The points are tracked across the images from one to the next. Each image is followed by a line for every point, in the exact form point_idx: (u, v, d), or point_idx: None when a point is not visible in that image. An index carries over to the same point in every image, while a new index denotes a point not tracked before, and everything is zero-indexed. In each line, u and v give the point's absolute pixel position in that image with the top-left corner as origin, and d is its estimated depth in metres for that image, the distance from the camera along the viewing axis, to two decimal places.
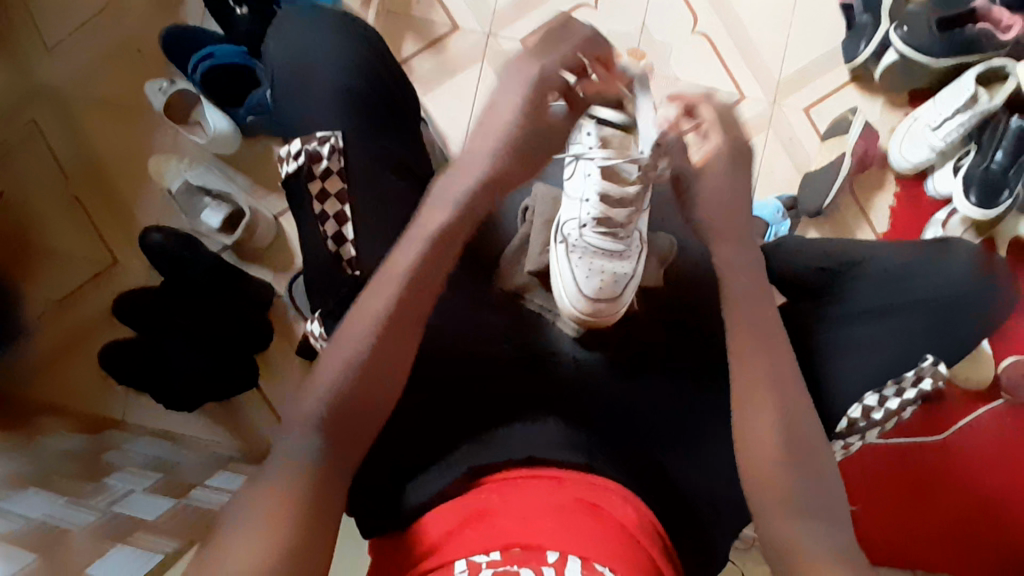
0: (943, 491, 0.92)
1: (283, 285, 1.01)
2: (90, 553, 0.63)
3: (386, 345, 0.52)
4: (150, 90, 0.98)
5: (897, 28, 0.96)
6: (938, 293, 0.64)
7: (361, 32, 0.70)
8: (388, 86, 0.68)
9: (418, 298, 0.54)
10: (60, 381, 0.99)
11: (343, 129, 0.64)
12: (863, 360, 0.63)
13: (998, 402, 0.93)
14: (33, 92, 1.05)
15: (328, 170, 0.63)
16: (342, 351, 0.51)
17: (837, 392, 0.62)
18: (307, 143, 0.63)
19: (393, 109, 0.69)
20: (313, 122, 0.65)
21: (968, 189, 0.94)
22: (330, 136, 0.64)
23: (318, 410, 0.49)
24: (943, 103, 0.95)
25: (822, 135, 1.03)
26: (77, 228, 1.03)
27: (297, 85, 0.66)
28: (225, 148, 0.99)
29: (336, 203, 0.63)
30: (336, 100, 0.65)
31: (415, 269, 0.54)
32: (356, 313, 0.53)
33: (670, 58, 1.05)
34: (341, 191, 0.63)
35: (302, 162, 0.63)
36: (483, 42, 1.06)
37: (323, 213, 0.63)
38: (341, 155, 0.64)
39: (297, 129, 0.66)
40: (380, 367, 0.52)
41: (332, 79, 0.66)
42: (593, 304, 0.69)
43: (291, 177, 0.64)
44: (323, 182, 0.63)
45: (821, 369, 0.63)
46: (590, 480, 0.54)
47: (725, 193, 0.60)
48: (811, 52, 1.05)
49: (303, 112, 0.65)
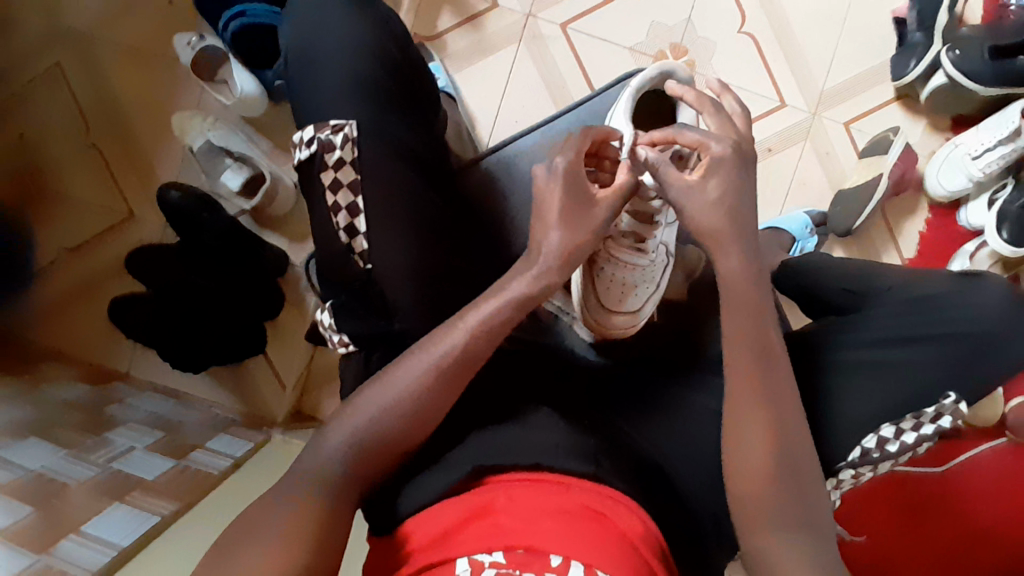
0: (930, 516, 0.90)
1: (297, 255, 1.00)
2: (88, 510, 0.64)
3: (435, 396, 0.53)
4: (179, 44, 0.95)
5: (949, 52, 0.93)
6: (968, 330, 0.61)
7: (380, 15, 0.67)
8: (406, 70, 0.66)
9: (473, 361, 0.55)
10: (69, 327, 0.99)
11: (361, 118, 0.62)
12: (866, 396, 0.62)
13: (1002, 440, 0.95)
14: (60, 32, 1.03)
15: (341, 161, 0.61)
16: (387, 397, 0.53)
17: (835, 409, 0.62)
18: (320, 132, 0.62)
19: (413, 103, 0.67)
20: (334, 105, 0.63)
21: (1002, 224, 0.91)
22: (344, 125, 0.62)
23: (346, 449, 0.51)
24: (986, 133, 0.92)
25: (860, 153, 1.00)
26: (93, 176, 1.02)
27: (313, 69, 0.64)
28: (250, 112, 0.97)
29: (349, 195, 0.62)
30: (351, 87, 0.63)
31: (476, 336, 0.55)
32: (413, 357, 0.54)
33: (713, 57, 1.02)
34: (353, 181, 0.62)
35: (315, 151, 0.61)
36: (521, 23, 1.03)
37: (336, 204, 0.62)
38: (354, 145, 0.62)
39: (315, 110, 0.64)
40: (425, 411, 0.53)
41: (356, 64, 0.64)
42: (616, 321, 0.72)
43: (303, 165, 0.62)
44: (336, 172, 0.62)
45: (808, 398, 0.63)
46: (597, 489, 0.52)
47: (711, 219, 0.57)
48: (859, 64, 1.02)
49: (324, 94, 0.63)
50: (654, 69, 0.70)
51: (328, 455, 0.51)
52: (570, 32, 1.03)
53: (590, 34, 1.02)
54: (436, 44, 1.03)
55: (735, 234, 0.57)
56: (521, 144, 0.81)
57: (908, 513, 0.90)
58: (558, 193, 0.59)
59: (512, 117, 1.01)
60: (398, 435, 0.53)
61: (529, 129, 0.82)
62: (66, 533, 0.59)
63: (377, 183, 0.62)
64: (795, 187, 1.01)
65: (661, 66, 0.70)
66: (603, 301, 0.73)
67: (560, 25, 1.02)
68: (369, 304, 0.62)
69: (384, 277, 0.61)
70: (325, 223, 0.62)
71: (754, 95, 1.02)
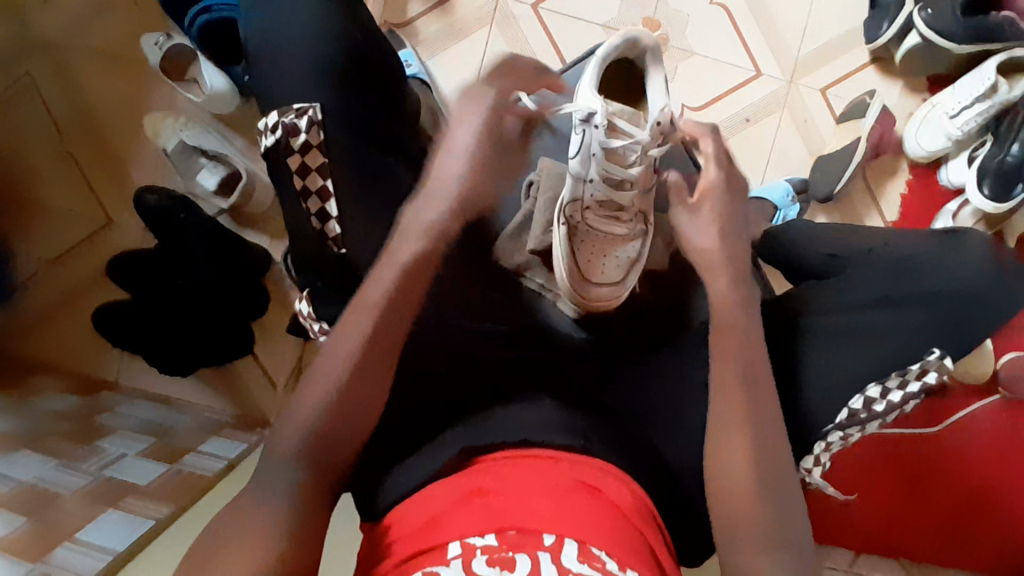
0: (923, 480, 0.91)
1: (279, 252, 0.99)
2: (83, 517, 0.63)
3: (361, 390, 0.52)
4: (146, 44, 0.94)
5: (922, 11, 0.92)
6: (942, 288, 0.62)
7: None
8: (370, 49, 0.65)
9: (398, 322, 0.53)
10: (54, 338, 0.98)
11: (325, 100, 0.62)
12: (847, 359, 0.62)
13: (995, 397, 0.91)
14: (27, 42, 1.01)
15: (308, 144, 0.61)
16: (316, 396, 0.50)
17: (819, 373, 0.63)
18: (284, 117, 0.61)
19: (381, 81, 0.66)
20: (294, 91, 0.62)
21: (982, 181, 0.91)
22: (308, 108, 0.61)
23: (332, 440, 0.50)
24: (963, 90, 0.92)
25: (837, 118, 1.00)
26: (71, 185, 1.01)
27: (274, 58, 0.63)
28: (222, 108, 0.95)
29: (317, 178, 0.61)
30: (312, 71, 0.62)
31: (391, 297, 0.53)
32: (302, 391, 0.51)
33: (687, 29, 1.02)
34: (321, 167, 0.61)
35: (279, 136, 0.60)
36: (492, 5, 1.02)
37: (305, 189, 0.61)
38: (320, 128, 0.61)
39: (274, 99, 0.63)
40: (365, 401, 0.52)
41: (317, 51, 0.63)
42: (600, 288, 0.70)
43: (269, 151, 0.61)
44: (303, 156, 0.61)
45: (796, 367, 0.64)
46: (587, 461, 0.52)
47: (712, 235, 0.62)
48: (833, 29, 1.02)
49: (288, 82, 0.62)
50: (616, 36, 0.70)
51: (311, 447, 0.49)
52: (541, 11, 1.02)
53: (561, 12, 1.01)
54: (407, 31, 1.02)
55: (732, 267, 0.60)
56: None
57: (901, 473, 0.91)
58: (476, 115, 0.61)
59: None
60: (366, 401, 0.52)
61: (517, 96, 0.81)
62: (60, 540, 0.59)
63: (345, 169, 0.62)
64: (775, 154, 1.01)
65: (625, 34, 0.70)
66: (582, 268, 0.70)
67: (531, 5, 1.01)
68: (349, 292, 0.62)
69: (362, 265, 0.62)
70: (297, 211, 0.61)
71: (729, 65, 1.02)
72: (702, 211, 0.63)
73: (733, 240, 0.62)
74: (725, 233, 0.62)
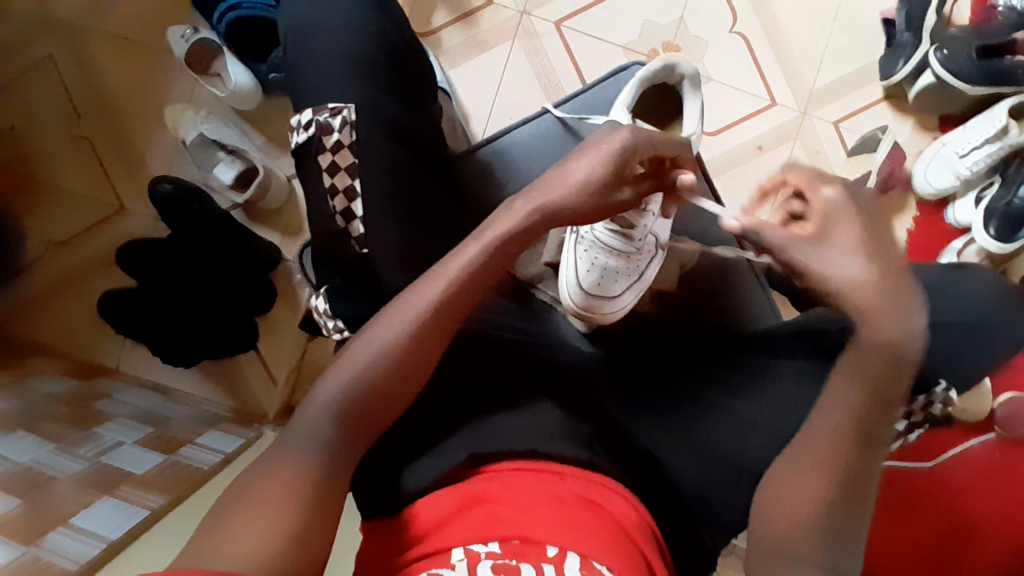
0: (916, 516, 0.86)
1: (290, 249, 1.00)
2: (76, 501, 0.63)
3: (389, 381, 0.51)
4: (173, 36, 0.95)
5: (937, 51, 0.94)
6: (955, 319, 0.63)
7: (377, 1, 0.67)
8: (401, 56, 0.67)
9: (460, 303, 0.54)
10: (57, 322, 0.98)
11: (358, 100, 0.63)
12: None
13: (990, 435, 0.91)
14: (55, 29, 1.03)
15: (338, 143, 0.62)
16: (347, 377, 0.50)
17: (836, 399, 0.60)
18: (318, 114, 0.62)
19: (410, 89, 0.67)
20: (324, 91, 0.63)
21: (988, 221, 0.93)
22: (342, 108, 0.62)
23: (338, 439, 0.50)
24: (972, 131, 0.94)
25: (848, 151, 1.02)
26: (85, 170, 1.02)
27: (305, 59, 0.64)
28: (245, 105, 0.96)
29: (345, 177, 0.62)
30: (344, 73, 0.63)
31: (463, 274, 0.54)
32: (344, 358, 0.51)
33: (706, 55, 1.03)
34: (351, 165, 0.62)
35: (312, 133, 0.62)
36: (515, 20, 1.03)
37: (333, 186, 0.62)
38: (352, 127, 0.62)
39: (304, 97, 0.64)
40: (384, 399, 0.51)
41: (349, 53, 0.64)
42: (592, 299, 0.73)
43: (300, 147, 0.63)
44: (334, 155, 0.62)
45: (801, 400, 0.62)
46: (592, 478, 0.52)
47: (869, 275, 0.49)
48: (849, 64, 1.03)
49: (317, 82, 0.63)
50: (657, 62, 0.75)
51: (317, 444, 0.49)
52: (563, 29, 1.03)
53: (582, 31, 1.03)
54: (430, 40, 1.03)
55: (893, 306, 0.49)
56: (513, 135, 0.82)
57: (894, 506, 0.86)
58: (621, 138, 0.57)
59: (505, 113, 1.02)
60: (394, 394, 0.51)
61: (542, 111, 0.83)
62: (53, 525, 0.58)
63: (371, 170, 0.62)
64: None
65: (665, 60, 0.75)
66: (580, 278, 0.74)
67: (553, 22, 1.03)
68: (364, 288, 0.62)
69: (378, 265, 0.62)
70: (321, 207, 0.62)
71: (746, 93, 1.03)
72: (837, 234, 0.50)
73: (892, 273, 0.49)
74: (875, 260, 0.49)
